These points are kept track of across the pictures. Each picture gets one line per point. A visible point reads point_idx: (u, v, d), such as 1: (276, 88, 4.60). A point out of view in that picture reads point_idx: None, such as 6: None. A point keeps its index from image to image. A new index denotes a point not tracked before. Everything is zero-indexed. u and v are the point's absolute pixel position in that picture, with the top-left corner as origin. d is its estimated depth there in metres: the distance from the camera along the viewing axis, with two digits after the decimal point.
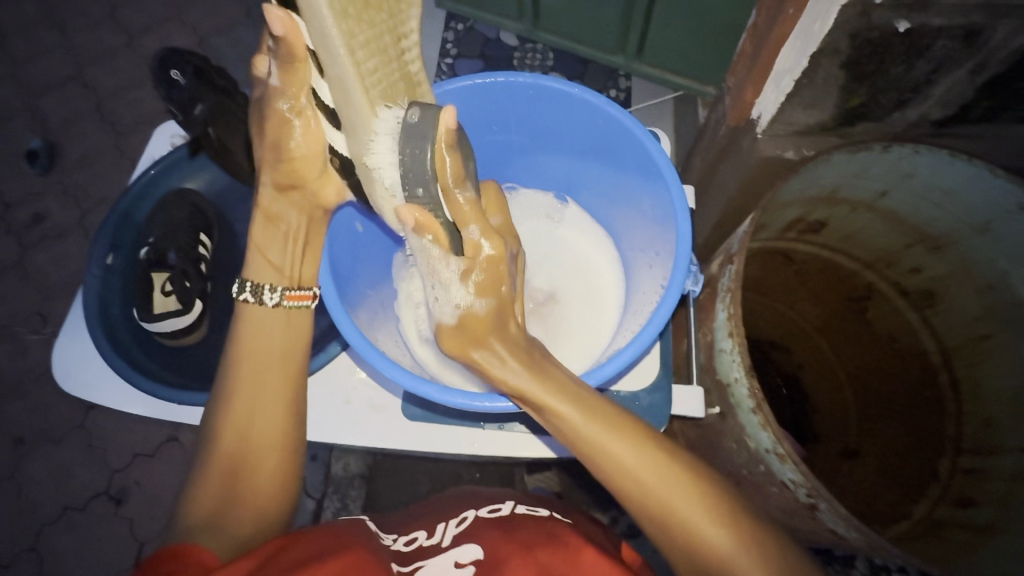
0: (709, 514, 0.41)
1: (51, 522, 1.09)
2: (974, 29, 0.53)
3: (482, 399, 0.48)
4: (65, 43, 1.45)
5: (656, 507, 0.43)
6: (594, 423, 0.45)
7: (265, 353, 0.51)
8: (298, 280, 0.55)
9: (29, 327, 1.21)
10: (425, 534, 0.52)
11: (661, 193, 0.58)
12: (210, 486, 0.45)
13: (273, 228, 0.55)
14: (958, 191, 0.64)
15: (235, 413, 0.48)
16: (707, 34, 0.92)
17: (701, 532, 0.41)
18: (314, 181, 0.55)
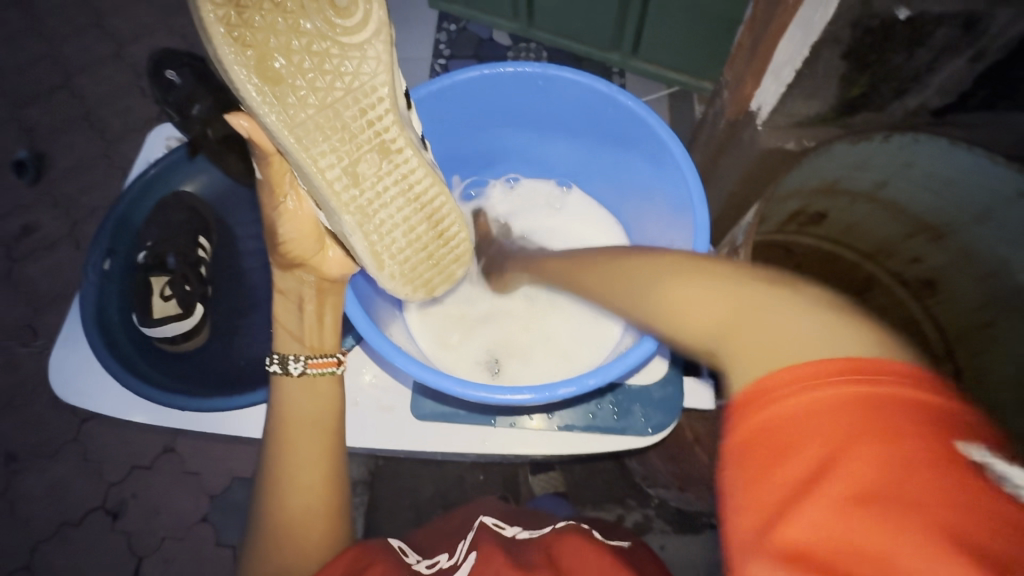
0: (812, 300, 0.30)
1: (47, 539, 1.07)
2: (974, 16, 0.53)
3: (505, 393, 0.47)
4: (52, 52, 1.43)
5: (708, 318, 0.32)
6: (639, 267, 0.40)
7: (299, 407, 0.50)
8: (320, 347, 0.54)
9: (20, 340, 1.19)
10: (446, 556, 0.50)
11: (677, 183, 0.58)
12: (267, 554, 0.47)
13: (287, 303, 0.55)
14: (958, 180, 0.65)
15: (279, 483, 0.48)
16: (703, 31, 0.92)
17: (771, 319, 0.30)
18: (313, 258, 0.55)
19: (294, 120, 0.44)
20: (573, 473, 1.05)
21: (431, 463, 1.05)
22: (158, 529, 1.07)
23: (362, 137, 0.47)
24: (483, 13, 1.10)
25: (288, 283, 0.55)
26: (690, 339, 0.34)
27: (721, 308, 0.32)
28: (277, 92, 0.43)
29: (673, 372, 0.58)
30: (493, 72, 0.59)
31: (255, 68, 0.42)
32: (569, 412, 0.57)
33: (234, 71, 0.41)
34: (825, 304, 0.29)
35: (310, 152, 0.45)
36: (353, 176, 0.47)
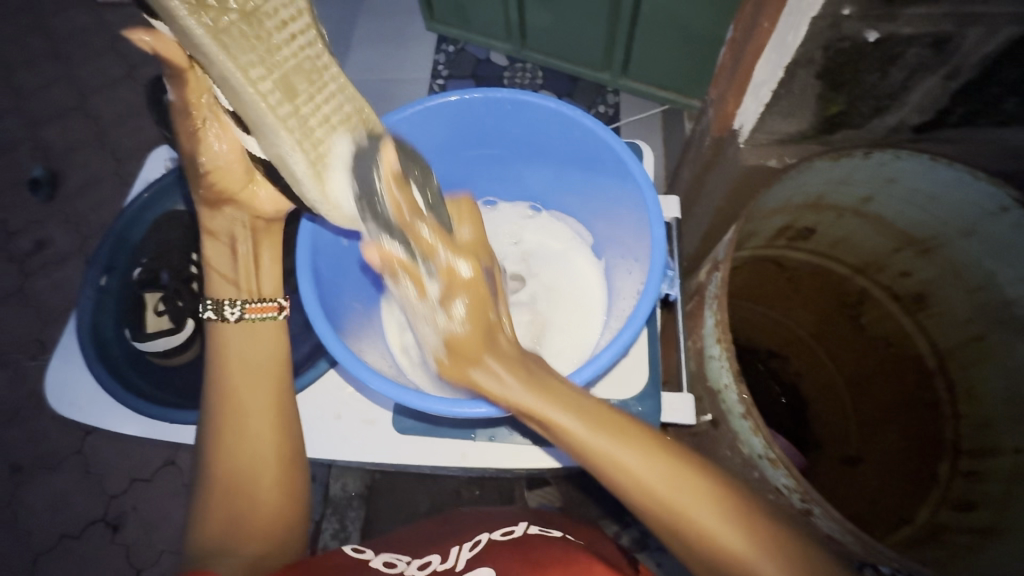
0: (736, 528, 0.41)
1: (47, 551, 1.08)
2: (943, 36, 0.54)
3: (460, 405, 0.48)
4: (68, 74, 1.48)
5: (679, 507, 0.42)
6: (597, 435, 0.44)
7: (250, 343, 0.54)
8: (256, 291, 0.57)
9: (28, 353, 1.21)
10: (438, 559, 0.51)
11: (637, 201, 0.59)
12: (221, 491, 0.49)
13: (219, 246, 0.57)
14: (940, 195, 0.65)
15: (229, 426, 0.51)
16: (691, 50, 0.94)
17: (719, 541, 0.41)
18: (242, 195, 0.57)
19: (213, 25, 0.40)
20: (569, 487, 1.05)
21: (427, 477, 1.05)
22: (157, 543, 1.07)
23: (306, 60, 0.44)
24: (479, 35, 1.13)
25: (220, 225, 0.57)
26: (647, 516, 0.44)
27: (711, 519, 0.42)
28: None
29: (650, 388, 0.59)
30: (459, 98, 0.61)
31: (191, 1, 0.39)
32: None
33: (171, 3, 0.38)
34: (757, 542, 0.41)
35: (228, 46, 0.40)
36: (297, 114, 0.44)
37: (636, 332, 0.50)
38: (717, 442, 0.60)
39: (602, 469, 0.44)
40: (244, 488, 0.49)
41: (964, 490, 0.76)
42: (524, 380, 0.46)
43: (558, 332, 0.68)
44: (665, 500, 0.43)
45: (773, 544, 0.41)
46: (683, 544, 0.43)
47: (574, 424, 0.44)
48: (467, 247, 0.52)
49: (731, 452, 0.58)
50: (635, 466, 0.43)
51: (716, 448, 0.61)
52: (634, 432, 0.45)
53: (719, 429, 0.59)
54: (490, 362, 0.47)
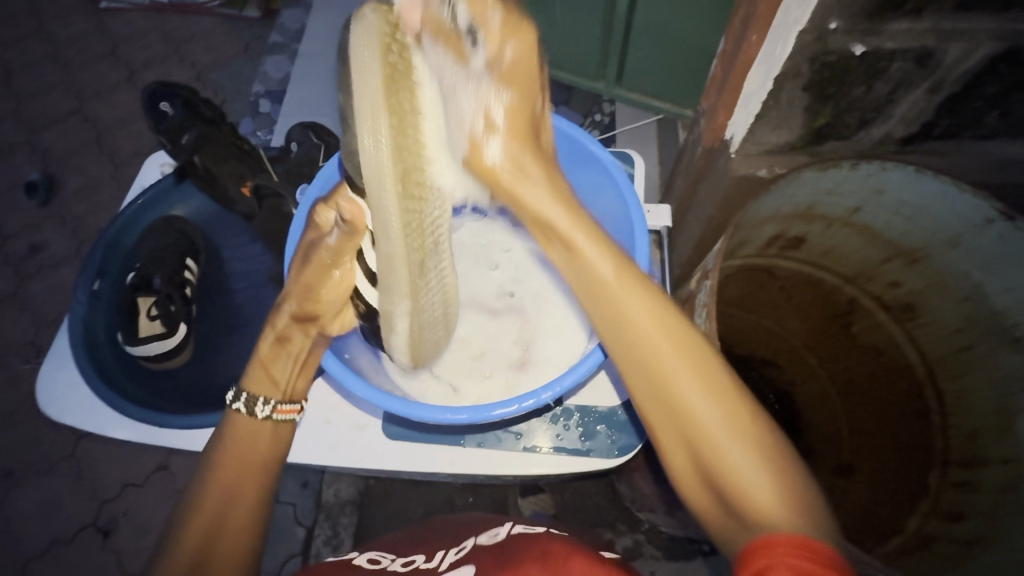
0: (722, 397, 0.41)
1: (37, 556, 1.07)
2: (927, 52, 0.56)
3: (443, 412, 0.48)
4: (68, 79, 1.49)
5: (666, 361, 0.42)
6: (612, 267, 0.45)
7: (250, 440, 0.50)
8: (290, 394, 0.54)
9: (22, 357, 1.21)
10: (423, 557, 0.54)
11: (620, 210, 0.60)
12: (191, 543, 0.45)
13: (281, 349, 0.55)
14: (927, 206, 0.66)
15: (218, 478, 0.48)
16: (683, 62, 0.95)
17: (702, 406, 0.41)
18: (329, 318, 0.57)
19: (389, 47, 0.44)
20: (562, 495, 1.05)
21: (419, 484, 1.05)
22: (147, 548, 1.07)
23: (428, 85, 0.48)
24: None
25: (291, 332, 0.55)
26: (631, 365, 0.44)
27: (702, 392, 0.41)
28: (388, 62, 0.43)
29: None
30: None
31: (383, 96, 0.43)
32: (537, 433, 0.58)
33: (373, 113, 0.43)
34: (747, 435, 0.40)
35: (403, 166, 0.46)
36: (406, 128, 0.45)
37: None
38: None
39: (602, 301, 0.46)
40: (217, 547, 0.46)
41: (952, 500, 0.77)
42: (554, 198, 0.48)
43: (543, 337, 0.69)
44: (656, 344, 0.43)
45: (742, 414, 0.40)
46: (656, 401, 0.43)
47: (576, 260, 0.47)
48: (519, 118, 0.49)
49: None
50: (638, 312, 0.44)
51: None
52: (654, 288, 0.46)
53: None
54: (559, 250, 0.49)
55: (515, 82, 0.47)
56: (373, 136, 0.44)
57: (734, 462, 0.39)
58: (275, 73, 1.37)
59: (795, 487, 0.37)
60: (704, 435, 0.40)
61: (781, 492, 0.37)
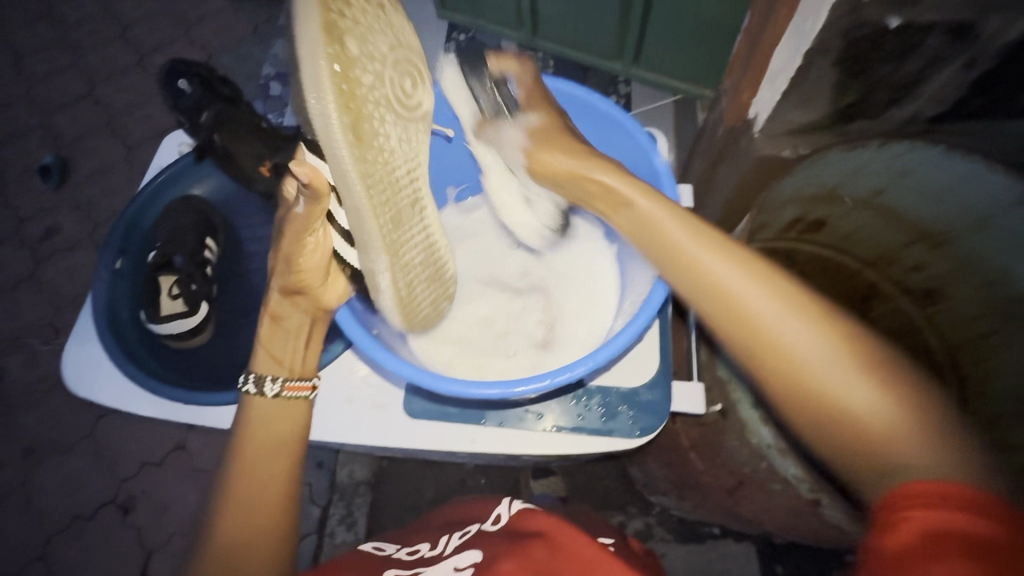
0: (821, 332, 0.37)
1: (60, 531, 1.10)
2: (965, 25, 0.54)
3: (472, 386, 0.48)
4: (78, 61, 1.49)
5: (746, 307, 0.39)
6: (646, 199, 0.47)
7: (265, 417, 0.50)
8: (298, 369, 0.54)
9: (41, 338, 1.23)
10: (427, 546, 0.52)
11: (652, 185, 0.59)
12: (224, 523, 0.46)
13: (279, 328, 0.54)
14: (954, 189, 0.64)
15: (240, 460, 0.48)
16: (704, 40, 0.94)
17: (795, 349, 0.37)
18: (318, 288, 0.55)
19: (331, 15, 0.38)
20: (574, 478, 1.05)
21: (433, 465, 1.06)
22: (167, 525, 1.09)
23: (374, 60, 0.43)
24: (490, 23, 1.13)
25: (284, 311, 0.54)
26: (731, 336, 0.40)
27: (800, 332, 0.37)
28: (329, 20, 0.38)
29: (660, 375, 0.59)
30: None
31: (331, 64, 0.38)
32: (557, 413, 0.58)
33: (324, 83, 0.37)
34: (867, 370, 0.35)
35: (366, 167, 0.42)
36: (353, 87, 0.40)
37: (653, 314, 0.50)
38: (725, 433, 0.60)
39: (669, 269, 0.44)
40: (250, 517, 0.46)
41: None
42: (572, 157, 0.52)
43: (566, 317, 0.70)
44: (760, 303, 0.39)
45: (859, 350, 0.36)
46: (736, 336, 0.40)
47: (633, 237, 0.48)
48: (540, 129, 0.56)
49: (739, 443, 0.58)
50: (731, 275, 0.40)
51: (723, 438, 0.61)
52: (714, 235, 0.43)
53: (728, 420, 0.59)
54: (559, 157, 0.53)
55: (541, 134, 0.56)
56: (335, 141, 0.39)
57: (847, 402, 0.35)
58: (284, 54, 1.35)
59: (923, 410, 0.34)
60: (814, 387, 0.36)
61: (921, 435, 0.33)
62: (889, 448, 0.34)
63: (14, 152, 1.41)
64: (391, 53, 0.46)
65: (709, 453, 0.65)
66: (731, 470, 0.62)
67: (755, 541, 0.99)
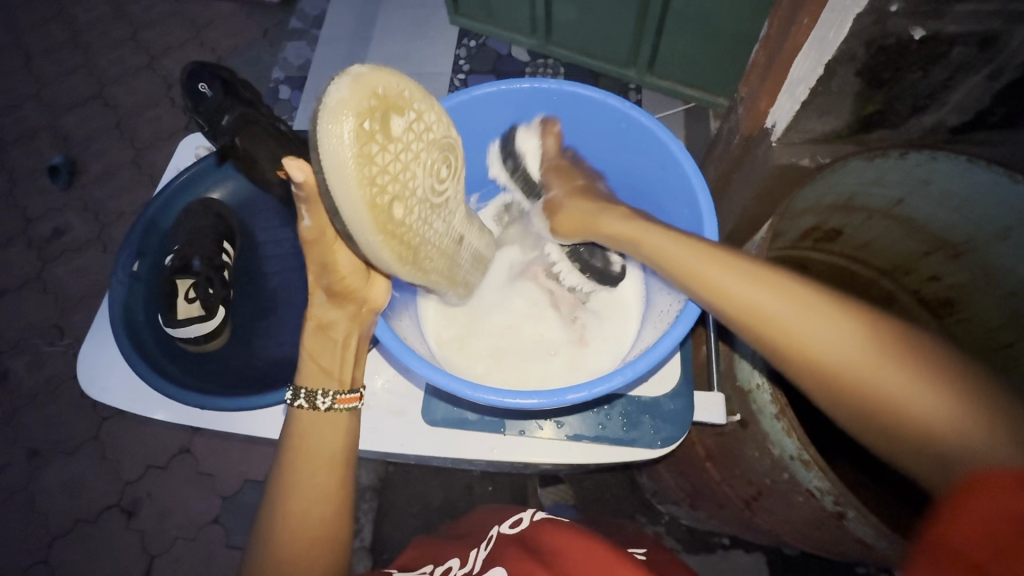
0: (848, 328, 0.41)
1: (63, 534, 1.09)
2: (990, 36, 0.53)
3: (511, 396, 0.47)
4: (88, 63, 1.49)
5: (775, 320, 0.43)
6: (673, 241, 0.51)
7: (316, 431, 0.49)
8: (348, 381, 0.51)
9: (47, 339, 1.23)
10: (458, 563, 0.49)
11: (684, 193, 0.59)
12: (280, 532, 0.46)
13: (325, 336, 0.50)
14: (974, 198, 0.64)
15: (291, 472, 0.47)
16: (717, 49, 0.94)
17: (819, 346, 0.41)
18: (363, 290, 0.50)
19: (365, 153, 0.37)
20: (583, 486, 1.04)
21: (440, 471, 1.06)
22: (171, 529, 1.08)
23: (407, 167, 0.41)
24: (503, 30, 1.14)
25: (328, 316, 0.50)
26: (815, 369, 0.42)
27: (827, 330, 0.41)
28: (363, 151, 0.37)
29: (682, 385, 0.59)
30: (510, 87, 0.61)
31: (371, 196, 0.38)
32: (577, 422, 0.57)
33: (360, 222, 0.39)
34: (871, 345, 0.40)
35: (416, 260, 0.46)
36: (392, 208, 0.40)
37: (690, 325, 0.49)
38: (742, 443, 0.59)
39: (762, 316, 0.44)
40: (302, 531, 0.47)
41: None
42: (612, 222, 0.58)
43: (594, 318, 0.71)
44: (884, 361, 0.39)
45: (863, 332, 0.41)
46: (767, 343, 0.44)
47: (731, 274, 0.46)
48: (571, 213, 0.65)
49: (758, 453, 0.58)
50: (754, 293, 0.45)
51: (742, 448, 0.60)
52: (741, 261, 0.47)
53: (748, 429, 0.58)
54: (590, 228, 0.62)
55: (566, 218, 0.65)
56: (380, 255, 0.42)
57: (878, 386, 0.39)
58: (294, 58, 1.35)
59: (929, 371, 0.38)
60: (845, 376, 0.40)
61: (933, 390, 0.37)
62: (940, 432, 0.36)
63: (23, 152, 1.41)
64: (423, 141, 0.42)
65: (726, 463, 0.64)
66: (749, 480, 0.61)
67: (764, 551, 0.99)
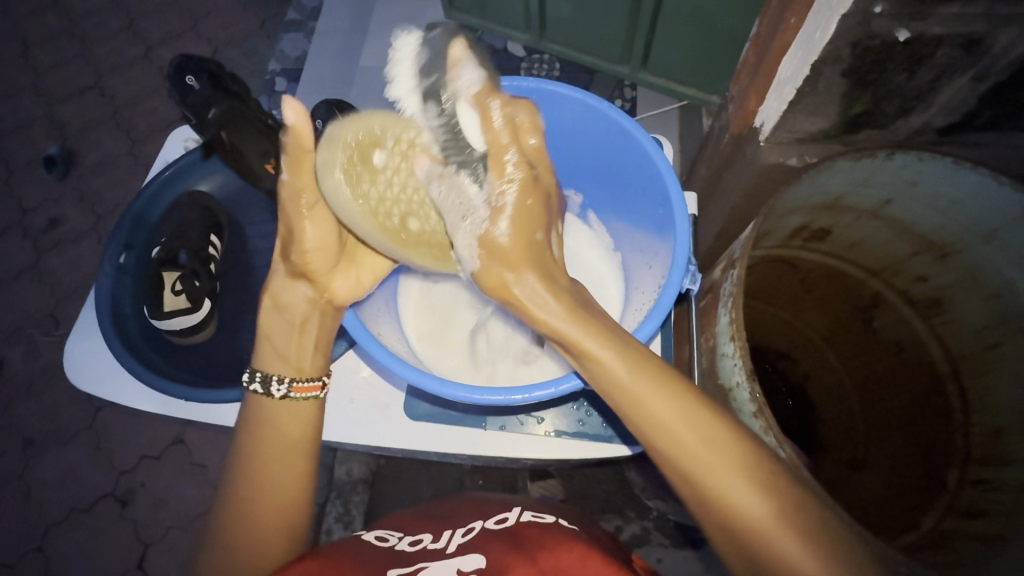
0: (747, 475, 0.42)
1: (58, 523, 1.10)
2: (976, 37, 0.53)
3: (479, 393, 0.48)
4: (84, 53, 1.49)
5: (694, 459, 0.43)
6: (586, 332, 0.46)
7: (273, 417, 0.51)
8: (302, 368, 0.53)
9: (42, 329, 1.23)
10: (430, 537, 0.49)
11: (660, 193, 0.59)
12: (237, 514, 0.47)
13: (280, 316, 0.54)
14: (960, 200, 0.64)
15: (252, 455, 0.49)
16: (711, 47, 0.94)
17: (730, 494, 0.42)
18: (325, 274, 0.55)
19: (353, 185, 0.48)
20: (572, 481, 1.05)
21: (431, 464, 1.06)
22: (164, 519, 1.09)
23: (393, 186, 0.49)
24: (498, 25, 1.13)
25: (287, 296, 0.54)
26: (719, 519, 0.42)
27: (731, 479, 0.42)
28: (351, 182, 0.47)
29: None
30: None
31: (363, 215, 0.49)
32: (558, 417, 0.58)
33: (364, 235, 0.50)
34: (768, 500, 0.41)
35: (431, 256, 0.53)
36: (395, 222, 0.50)
37: (657, 325, 0.51)
38: None
39: (690, 470, 0.43)
40: (258, 513, 0.47)
41: (972, 499, 0.75)
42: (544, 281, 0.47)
43: None
44: (782, 522, 0.40)
45: (768, 484, 0.41)
46: (682, 478, 0.44)
47: (673, 415, 0.44)
48: (519, 222, 0.48)
49: None
50: (677, 425, 0.44)
51: None
52: (670, 381, 0.45)
53: None
54: (530, 277, 0.47)
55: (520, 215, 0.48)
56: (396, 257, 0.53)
57: (776, 548, 0.40)
58: (291, 50, 1.34)
59: (818, 533, 0.40)
60: (742, 526, 0.41)
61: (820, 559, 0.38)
62: None
63: (19, 142, 1.41)
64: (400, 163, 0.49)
65: None
66: None
67: None
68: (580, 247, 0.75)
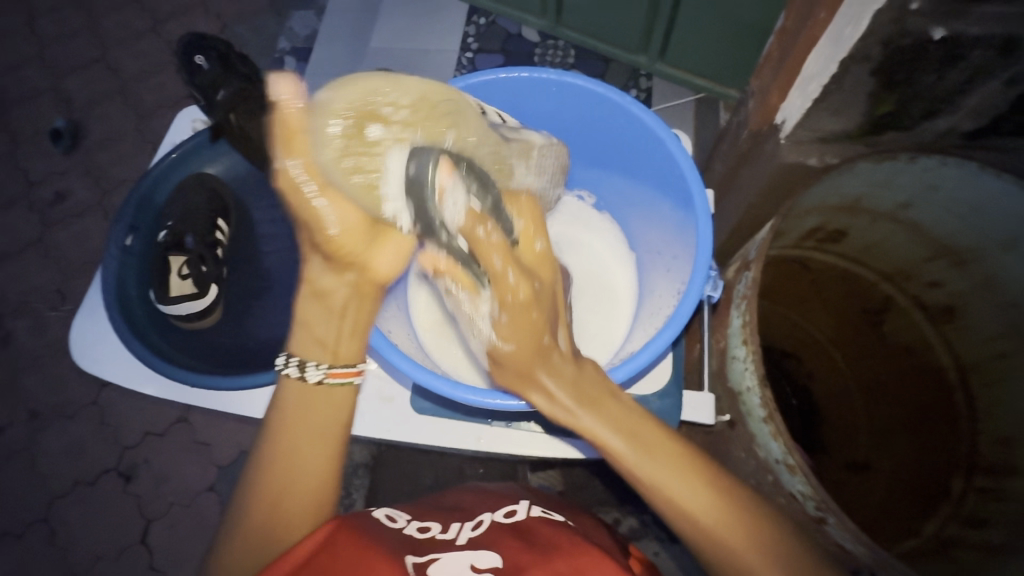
0: (746, 523, 0.43)
1: (63, 495, 1.12)
2: (1012, 39, 0.51)
3: (491, 397, 0.49)
4: (91, 25, 1.47)
5: (704, 530, 0.43)
6: (594, 420, 0.45)
7: (307, 405, 0.49)
8: (338, 353, 0.51)
9: (48, 303, 1.23)
10: (439, 526, 0.49)
11: (681, 192, 0.58)
12: (260, 503, 0.45)
13: (320, 305, 0.52)
14: (983, 206, 0.63)
15: (283, 441, 0.47)
16: (732, 39, 0.91)
17: (734, 545, 0.42)
18: (362, 254, 0.52)
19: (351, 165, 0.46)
20: (572, 473, 1.05)
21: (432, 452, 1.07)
22: (166, 495, 1.10)
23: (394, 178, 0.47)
24: (513, 9, 1.10)
25: (325, 282, 0.52)
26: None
27: (737, 539, 0.42)
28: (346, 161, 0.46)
29: (672, 386, 0.62)
30: (508, 76, 0.59)
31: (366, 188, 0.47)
32: None
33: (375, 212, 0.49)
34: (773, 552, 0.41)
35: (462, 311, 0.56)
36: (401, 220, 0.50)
37: (676, 332, 0.50)
38: (731, 443, 0.60)
39: (695, 529, 0.43)
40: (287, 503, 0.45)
41: (976, 507, 0.74)
42: (559, 382, 0.46)
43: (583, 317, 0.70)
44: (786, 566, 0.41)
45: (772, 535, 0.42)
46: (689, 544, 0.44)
47: (681, 488, 0.44)
48: (521, 326, 0.47)
49: (745, 454, 0.58)
50: (685, 499, 0.43)
51: (730, 448, 0.61)
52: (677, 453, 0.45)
53: (735, 430, 0.58)
54: (543, 379, 0.46)
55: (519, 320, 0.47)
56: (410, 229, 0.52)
57: None
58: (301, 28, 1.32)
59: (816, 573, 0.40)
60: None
61: None
62: None
63: (26, 114, 1.40)
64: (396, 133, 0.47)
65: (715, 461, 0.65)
66: None
67: None
68: (592, 245, 0.74)
